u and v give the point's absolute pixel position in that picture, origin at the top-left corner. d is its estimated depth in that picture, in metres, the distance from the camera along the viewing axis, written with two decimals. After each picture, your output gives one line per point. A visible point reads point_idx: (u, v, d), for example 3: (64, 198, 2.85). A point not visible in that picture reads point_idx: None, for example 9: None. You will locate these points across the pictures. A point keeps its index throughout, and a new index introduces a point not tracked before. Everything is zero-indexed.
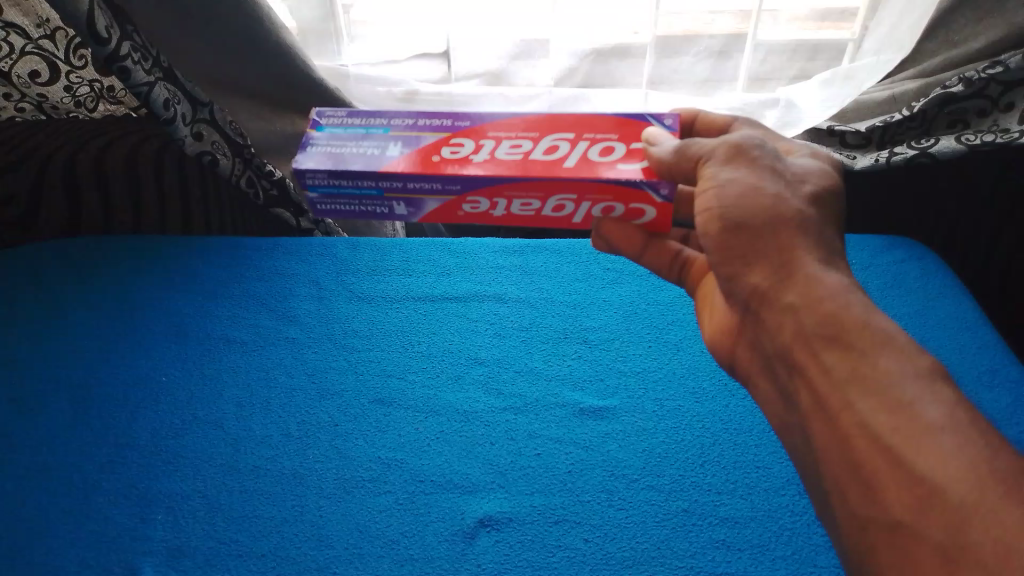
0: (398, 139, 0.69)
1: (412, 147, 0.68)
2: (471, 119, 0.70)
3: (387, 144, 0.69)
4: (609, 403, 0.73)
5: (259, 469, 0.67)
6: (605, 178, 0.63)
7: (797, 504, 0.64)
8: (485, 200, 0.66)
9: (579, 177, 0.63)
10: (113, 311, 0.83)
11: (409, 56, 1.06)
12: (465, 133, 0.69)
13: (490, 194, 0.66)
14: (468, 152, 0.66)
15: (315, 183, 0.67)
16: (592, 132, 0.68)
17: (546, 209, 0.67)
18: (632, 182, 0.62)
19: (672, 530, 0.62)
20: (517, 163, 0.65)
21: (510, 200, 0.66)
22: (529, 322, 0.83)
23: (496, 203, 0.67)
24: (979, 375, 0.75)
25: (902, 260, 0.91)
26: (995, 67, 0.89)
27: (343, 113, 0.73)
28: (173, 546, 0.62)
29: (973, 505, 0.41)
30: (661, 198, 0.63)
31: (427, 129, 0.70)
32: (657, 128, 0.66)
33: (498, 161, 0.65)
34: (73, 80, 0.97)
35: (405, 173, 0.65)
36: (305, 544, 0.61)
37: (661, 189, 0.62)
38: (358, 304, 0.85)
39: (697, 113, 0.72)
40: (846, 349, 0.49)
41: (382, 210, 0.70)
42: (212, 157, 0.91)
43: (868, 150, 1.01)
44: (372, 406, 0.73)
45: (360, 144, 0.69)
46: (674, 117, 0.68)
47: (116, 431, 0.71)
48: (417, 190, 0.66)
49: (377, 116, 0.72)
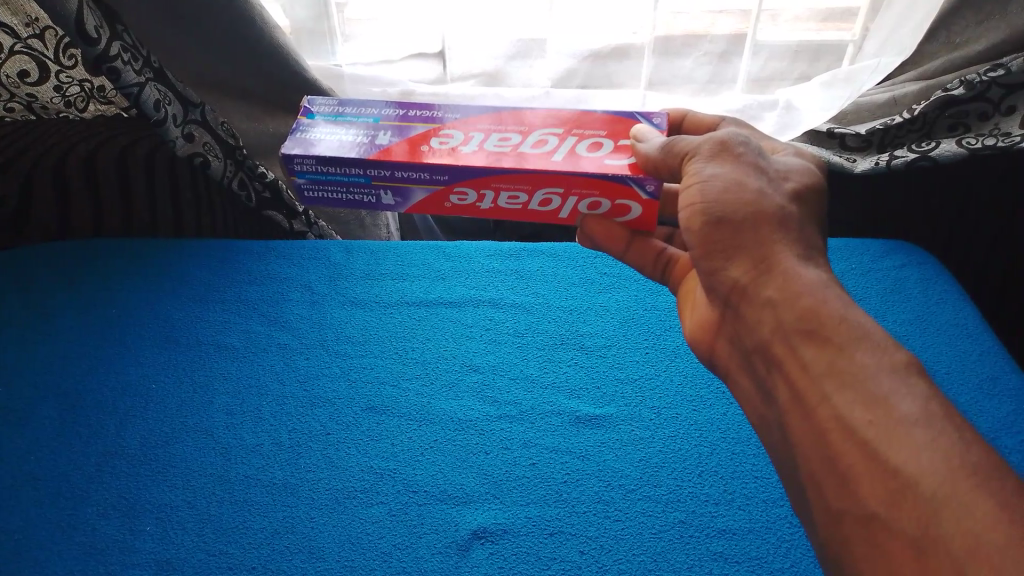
0: (387, 128, 0.68)
1: (401, 137, 0.67)
2: (460, 112, 0.69)
3: (376, 133, 0.68)
4: (605, 410, 0.72)
5: (249, 479, 0.66)
6: (591, 172, 0.61)
7: (795, 516, 0.63)
8: (472, 190, 0.65)
9: (564, 171, 0.62)
10: (104, 317, 0.82)
11: (403, 56, 1.05)
12: (454, 125, 0.68)
13: (477, 185, 0.64)
14: (456, 143, 0.66)
15: (303, 170, 0.66)
16: (581, 128, 0.67)
17: (533, 203, 0.66)
18: (619, 177, 0.61)
19: (669, 542, 0.61)
20: (504, 154, 0.64)
21: (497, 192, 0.65)
22: (524, 328, 0.82)
23: (483, 194, 0.66)
24: (978, 383, 0.74)
25: (901, 265, 0.90)
26: (996, 70, 0.88)
27: (334, 103, 0.72)
28: (162, 559, 0.60)
29: (944, 498, 0.40)
30: (648, 195, 0.62)
31: (417, 120, 0.69)
32: (644, 125, 0.65)
33: (486, 152, 0.64)
34: (62, 80, 0.96)
35: (393, 161, 0.64)
36: (295, 557, 0.60)
37: (648, 185, 0.61)
38: (352, 310, 0.84)
39: (686, 113, 0.71)
40: (825, 343, 0.48)
41: (366, 194, 0.68)
42: (203, 159, 0.90)
43: (869, 153, 0.99)
44: (365, 413, 0.72)
45: (349, 133, 0.68)
46: (662, 116, 0.66)
47: (105, 439, 0.70)
48: (405, 178, 0.65)
49: (368, 107, 0.71)
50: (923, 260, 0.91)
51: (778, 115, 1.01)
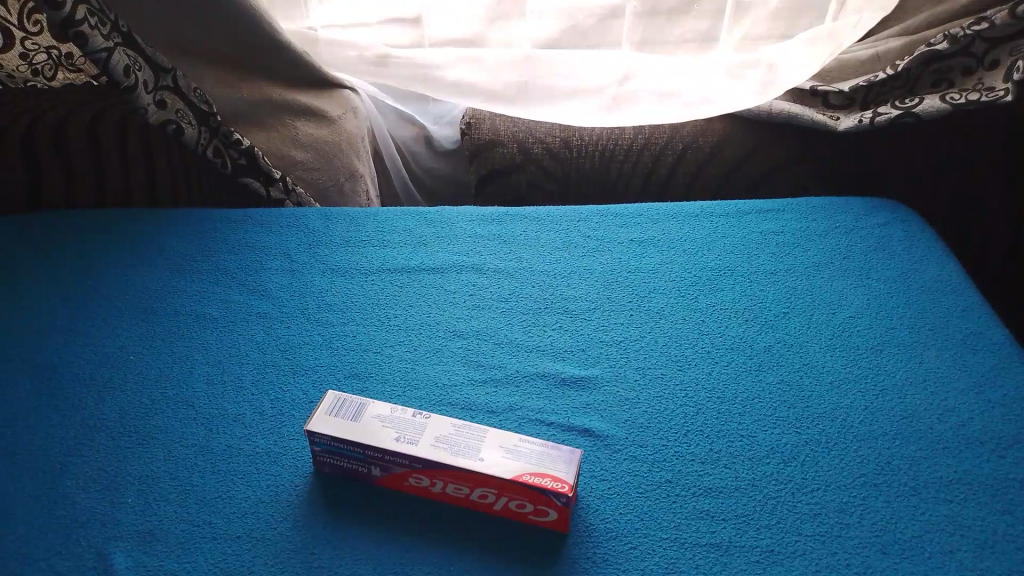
0: (343, 415, 0.61)
1: (361, 415, 0.62)
2: (415, 415, 0.62)
3: (337, 412, 0.62)
4: (589, 372, 0.71)
5: (233, 449, 0.64)
6: (499, 475, 0.56)
7: (782, 473, 0.61)
8: (427, 479, 0.59)
9: (478, 476, 0.57)
10: (79, 290, 0.80)
11: (379, 19, 1.03)
12: (414, 430, 0.61)
13: (421, 476, 0.59)
14: (425, 481, 0.59)
15: (312, 442, 0.61)
16: (520, 441, 0.60)
17: (475, 494, 0.58)
18: (520, 481, 0.56)
19: (655, 501, 0.60)
20: (450, 478, 0.58)
21: (444, 481, 0.59)
22: (507, 293, 0.81)
23: (434, 481, 0.59)
24: (961, 337, 0.74)
25: (884, 222, 0.90)
26: (981, 24, 0.92)
27: (309, 404, 0.68)
28: (145, 530, 0.58)
29: None
30: (558, 501, 0.55)
31: (382, 406, 0.63)
32: (556, 473, 0.57)
33: (444, 484, 0.59)
34: (29, 47, 0.96)
35: (330, 448, 0.60)
36: (281, 525, 0.59)
37: (553, 495, 0.55)
38: (333, 276, 0.83)
39: (571, 496, 0.55)
40: None
41: (357, 468, 0.61)
42: (177, 126, 0.90)
43: (852, 111, 1.02)
44: (348, 380, 0.71)
45: (327, 411, 0.62)
46: (562, 475, 0.56)
47: (84, 412, 0.68)
48: (344, 457, 0.60)
49: (349, 399, 0.63)
50: (907, 219, 0.90)
51: (760, 73, 1.00)
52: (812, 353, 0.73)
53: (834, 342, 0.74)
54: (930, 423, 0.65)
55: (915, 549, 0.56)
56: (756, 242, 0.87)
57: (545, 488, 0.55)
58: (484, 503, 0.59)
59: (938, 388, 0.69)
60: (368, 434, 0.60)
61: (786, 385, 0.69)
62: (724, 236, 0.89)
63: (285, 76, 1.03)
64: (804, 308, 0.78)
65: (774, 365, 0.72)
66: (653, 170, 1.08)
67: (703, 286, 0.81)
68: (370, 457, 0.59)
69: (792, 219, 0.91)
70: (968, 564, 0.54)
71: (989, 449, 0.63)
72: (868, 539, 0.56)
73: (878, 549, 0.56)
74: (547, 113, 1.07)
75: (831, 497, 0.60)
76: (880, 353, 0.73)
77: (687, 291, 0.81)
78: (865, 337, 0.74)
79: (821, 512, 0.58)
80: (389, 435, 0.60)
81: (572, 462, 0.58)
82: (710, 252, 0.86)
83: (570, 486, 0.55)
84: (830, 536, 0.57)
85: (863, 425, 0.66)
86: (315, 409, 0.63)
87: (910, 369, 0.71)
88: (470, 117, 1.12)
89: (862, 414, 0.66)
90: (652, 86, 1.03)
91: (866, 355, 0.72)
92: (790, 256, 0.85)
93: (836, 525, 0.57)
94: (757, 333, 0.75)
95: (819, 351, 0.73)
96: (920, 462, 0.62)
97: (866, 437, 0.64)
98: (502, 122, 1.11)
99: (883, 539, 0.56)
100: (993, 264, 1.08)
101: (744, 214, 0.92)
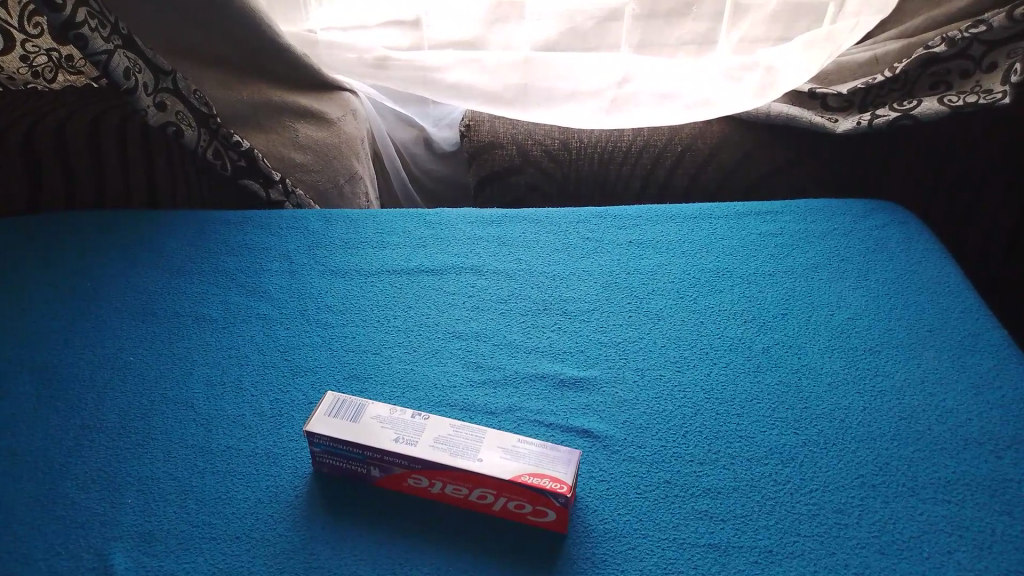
0: (344, 416, 0.62)
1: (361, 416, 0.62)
2: (414, 415, 0.63)
3: (338, 412, 0.62)
4: (588, 373, 0.71)
5: (232, 450, 0.65)
6: (498, 476, 0.56)
7: (780, 474, 0.62)
8: (426, 480, 0.59)
9: (477, 476, 0.57)
10: (79, 292, 0.80)
11: (378, 22, 1.03)
12: (414, 431, 0.61)
13: (420, 477, 0.59)
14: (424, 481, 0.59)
15: (312, 443, 0.61)
16: (519, 441, 0.60)
17: (474, 495, 0.58)
18: (519, 482, 0.56)
19: (654, 502, 0.60)
20: (449, 478, 0.58)
21: (444, 482, 0.59)
22: (506, 295, 0.81)
23: (434, 482, 0.59)
24: (960, 339, 0.74)
25: (882, 224, 0.90)
26: (979, 27, 0.92)
27: (309, 404, 0.69)
28: (144, 531, 0.58)
29: None
30: (556, 502, 0.56)
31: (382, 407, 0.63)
32: (554, 474, 0.57)
33: (443, 484, 0.59)
34: (29, 50, 0.96)
35: (329, 449, 0.60)
36: (280, 525, 0.59)
37: (550, 495, 0.55)
38: (332, 278, 0.83)
39: (569, 496, 0.55)
40: None
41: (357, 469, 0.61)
42: (177, 128, 0.90)
43: (850, 113, 1.02)
44: (348, 381, 0.71)
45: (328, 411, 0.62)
46: (561, 476, 0.56)
47: (84, 413, 0.68)
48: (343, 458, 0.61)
49: (349, 399, 0.64)
50: (906, 220, 0.90)
51: (759, 75, 1.00)
52: (810, 355, 0.73)
53: (832, 344, 0.74)
54: (928, 424, 0.66)
55: (913, 550, 0.56)
56: (754, 244, 0.88)
57: (544, 488, 0.55)
58: (483, 504, 0.59)
59: (936, 389, 0.69)
60: (368, 435, 0.60)
61: (785, 386, 0.70)
62: (722, 238, 0.89)
63: (285, 78, 1.03)
64: (803, 310, 0.78)
65: (773, 367, 0.72)
66: (652, 172, 1.08)
67: (701, 288, 0.82)
68: (370, 458, 0.60)
69: (791, 221, 0.91)
70: (967, 564, 0.54)
71: (988, 450, 0.63)
72: (867, 540, 0.57)
73: (876, 549, 0.56)
74: (545, 116, 1.07)
75: (830, 498, 0.60)
76: (878, 355, 0.73)
77: (685, 293, 0.81)
78: (864, 338, 0.75)
79: (820, 512, 0.59)
80: (388, 435, 0.60)
81: (570, 464, 0.58)
82: (708, 254, 0.86)
83: (569, 486, 0.55)
84: (829, 536, 0.57)
85: (862, 426, 0.66)
86: (315, 410, 0.63)
87: (909, 370, 0.71)
88: (469, 119, 1.12)
89: (860, 415, 0.67)
90: (651, 87, 1.03)
91: (864, 357, 0.73)
92: (788, 258, 0.85)
93: (834, 526, 0.58)
94: (755, 334, 0.75)
95: (818, 352, 0.73)
96: (918, 463, 0.62)
97: (865, 438, 0.65)
98: (501, 124, 1.11)
99: (882, 540, 0.56)
100: (994, 261, 1.09)
101: (742, 216, 0.92)
